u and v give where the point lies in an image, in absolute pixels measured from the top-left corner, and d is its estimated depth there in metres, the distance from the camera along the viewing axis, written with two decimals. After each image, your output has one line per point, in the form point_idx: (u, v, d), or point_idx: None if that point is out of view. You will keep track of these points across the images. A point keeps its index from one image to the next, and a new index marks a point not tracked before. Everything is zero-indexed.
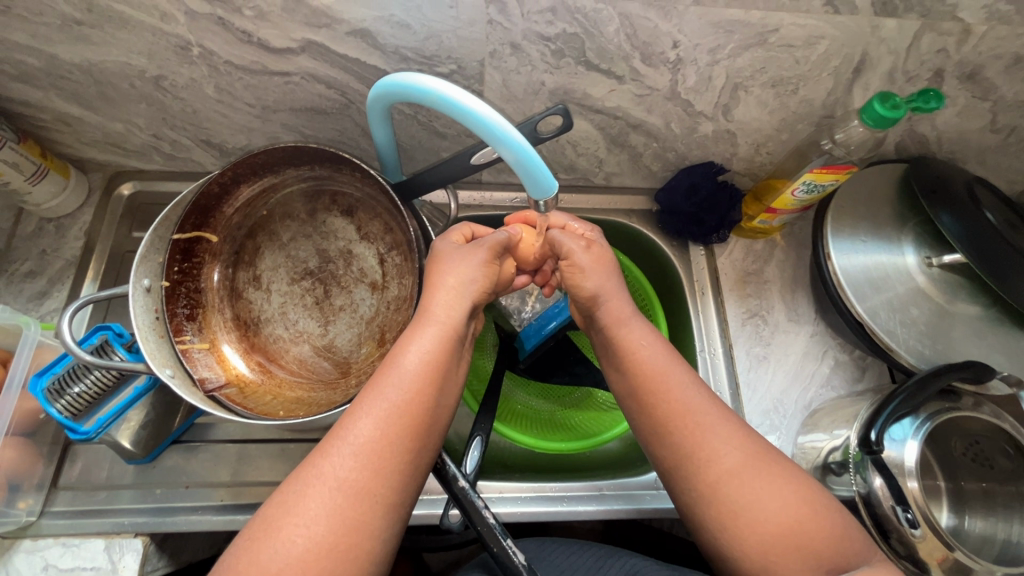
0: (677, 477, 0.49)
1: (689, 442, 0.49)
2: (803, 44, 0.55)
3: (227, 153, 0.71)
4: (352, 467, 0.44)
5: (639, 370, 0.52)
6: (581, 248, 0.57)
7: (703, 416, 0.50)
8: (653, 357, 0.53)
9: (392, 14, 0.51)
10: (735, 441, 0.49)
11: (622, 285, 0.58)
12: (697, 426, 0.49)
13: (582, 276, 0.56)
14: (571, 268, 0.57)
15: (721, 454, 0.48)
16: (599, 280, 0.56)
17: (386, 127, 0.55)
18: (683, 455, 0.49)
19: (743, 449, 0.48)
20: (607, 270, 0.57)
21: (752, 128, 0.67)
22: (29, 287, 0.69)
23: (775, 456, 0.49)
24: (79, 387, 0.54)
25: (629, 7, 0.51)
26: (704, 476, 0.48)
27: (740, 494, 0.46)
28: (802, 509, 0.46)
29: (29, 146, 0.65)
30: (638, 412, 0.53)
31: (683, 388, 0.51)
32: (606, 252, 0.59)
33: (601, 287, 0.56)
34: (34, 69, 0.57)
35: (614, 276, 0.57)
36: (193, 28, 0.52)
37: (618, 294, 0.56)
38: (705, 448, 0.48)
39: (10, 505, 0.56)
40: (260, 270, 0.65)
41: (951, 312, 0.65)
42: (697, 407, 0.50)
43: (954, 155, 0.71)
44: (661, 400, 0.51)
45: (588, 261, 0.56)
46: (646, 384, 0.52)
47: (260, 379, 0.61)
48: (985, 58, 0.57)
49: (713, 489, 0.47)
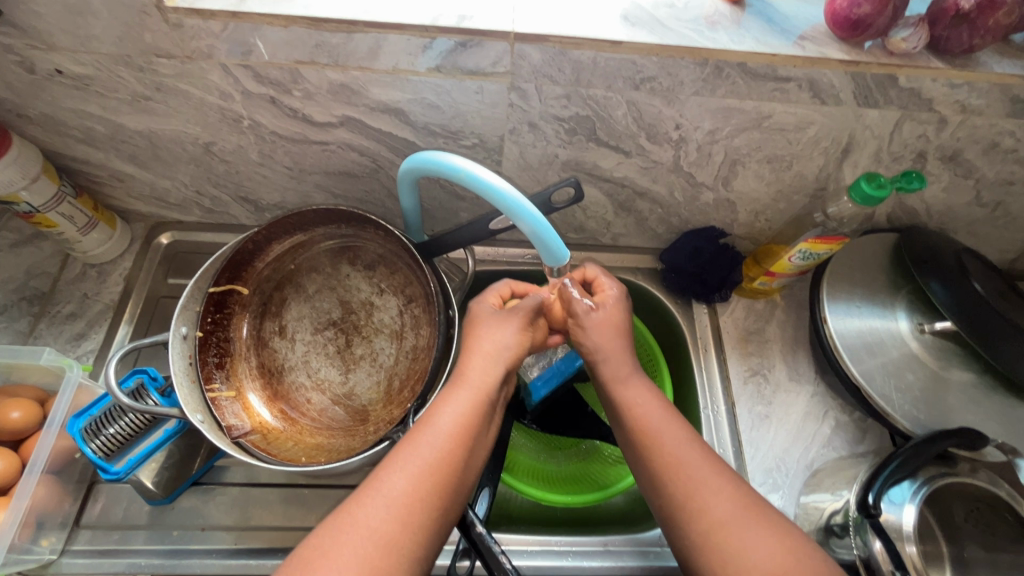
0: (673, 528, 0.51)
1: (680, 491, 0.51)
2: (795, 129, 0.60)
3: (262, 209, 0.77)
4: (383, 518, 0.47)
5: (639, 424, 0.56)
6: (590, 310, 0.60)
7: (693, 467, 0.52)
8: (649, 413, 0.56)
9: (424, 97, 0.57)
10: (725, 495, 0.51)
11: (629, 344, 0.61)
12: (687, 477, 0.52)
13: (583, 335, 0.60)
14: (575, 326, 0.61)
15: (710, 504, 0.50)
16: (598, 341, 0.60)
17: (413, 194, 0.60)
18: (676, 504, 0.51)
19: (734, 500, 0.50)
20: (609, 333, 0.60)
21: (751, 198, 0.72)
22: (69, 329, 0.73)
23: (765, 508, 0.50)
24: (113, 428, 0.57)
25: (635, 95, 0.57)
26: (695, 528, 0.50)
27: (732, 544, 0.48)
28: (786, 558, 0.47)
29: (84, 200, 0.71)
30: (637, 461, 0.56)
31: (675, 442, 0.54)
32: (617, 315, 0.61)
33: (599, 347, 0.60)
34: (100, 134, 0.64)
35: (617, 339, 0.60)
36: (247, 104, 0.59)
37: (623, 352, 0.60)
38: (695, 498, 0.51)
39: (34, 542, 0.58)
40: (286, 320, 0.69)
41: (946, 377, 0.67)
42: (689, 459, 0.53)
43: (944, 226, 0.75)
44: (656, 451, 0.54)
45: (591, 325, 0.60)
46: (643, 437, 0.55)
47: (282, 426, 0.64)
48: (964, 143, 0.62)
49: (706, 539, 0.49)
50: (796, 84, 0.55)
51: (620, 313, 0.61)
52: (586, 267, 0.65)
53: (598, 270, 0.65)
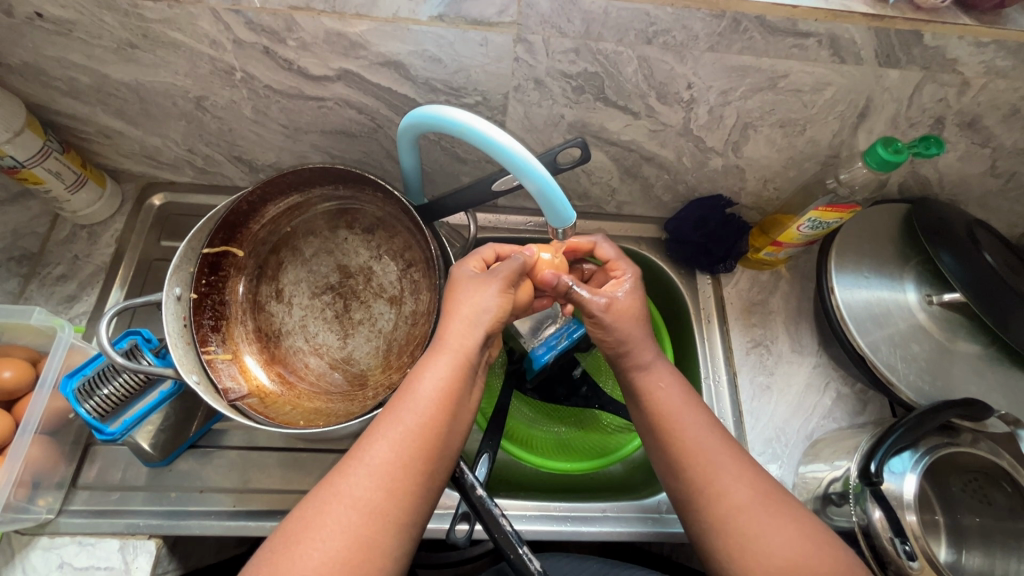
0: (689, 510, 0.52)
1: (700, 477, 0.52)
2: (811, 90, 0.58)
3: (256, 170, 0.74)
4: (367, 487, 0.47)
5: (657, 410, 0.55)
6: (605, 306, 0.57)
7: (714, 454, 0.52)
8: (670, 397, 0.56)
9: (426, 49, 0.54)
10: (745, 479, 0.51)
11: (647, 330, 0.59)
12: (707, 463, 0.52)
13: (605, 333, 0.57)
14: (595, 325, 0.57)
15: (728, 489, 0.51)
16: (621, 335, 0.57)
17: (413, 153, 0.58)
18: (695, 490, 0.52)
19: (754, 485, 0.51)
20: (629, 325, 0.57)
21: (761, 165, 0.70)
22: (60, 290, 0.71)
23: (782, 494, 0.51)
24: (107, 388, 0.56)
25: (647, 50, 0.54)
26: (713, 510, 0.50)
27: (750, 527, 0.49)
28: (806, 546, 0.48)
29: (72, 156, 0.68)
30: (655, 446, 0.55)
31: (697, 428, 0.54)
32: (636, 306, 0.59)
33: (623, 341, 0.57)
34: (86, 86, 0.61)
35: (638, 330, 0.58)
36: (239, 55, 0.56)
37: (643, 341, 0.58)
38: (715, 484, 0.51)
39: (31, 501, 0.58)
40: (283, 283, 0.68)
41: (951, 349, 0.67)
42: (710, 445, 0.53)
43: (956, 198, 0.74)
44: (676, 438, 0.54)
45: (612, 319, 0.57)
46: (661, 422, 0.55)
47: (279, 390, 0.63)
48: (984, 108, 0.60)
49: (723, 522, 0.50)
50: (815, 40, 0.53)
51: (633, 302, 0.58)
52: (601, 244, 0.63)
53: (613, 252, 0.63)
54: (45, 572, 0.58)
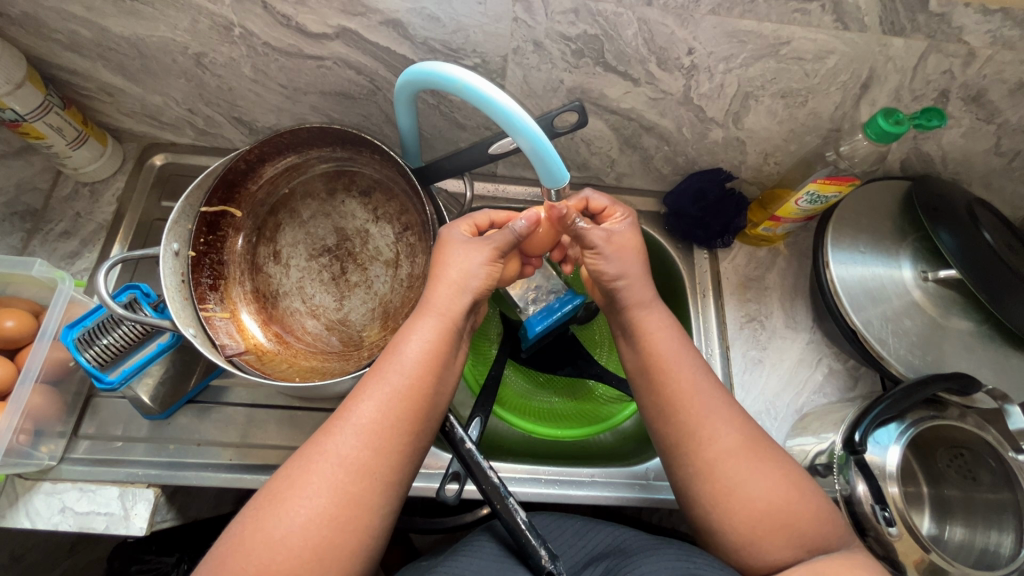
0: (677, 455, 0.53)
1: (692, 421, 0.52)
2: (813, 58, 0.57)
3: (256, 132, 0.74)
4: (353, 446, 0.48)
5: (654, 353, 0.56)
6: (606, 238, 0.57)
7: (706, 400, 0.53)
8: (666, 340, 0.56)
9: (425, 7, 0.54)
10: (736, 426, 0.52)
11: (646, 269, 0.59)
12: (700, 407, 0.53)
13: (604, 263, 0.57)
14: (594, 255, 0.58)
15: (719, 435, 0.52)
16: (621, 266, 0.57)
17: (410, 113, 0.57)
18: (686, 434, 0.52)
19: (744, 434, 0.52)
20: (629, 257, 0.58)
21: (762, 137, 0.69)
22: (63, 246, 0.73)
23: (770, 445, 0.52)
24: (108, 339, 0.57)
25: (648, 12, 0.54)
26: (701, 455, 0.51)
27: (734, 473, 0.50)
28: (792, 492, 0.49)
29: (73, 113, 0.68)
30: (647, 391, 0.56)
31: (694, 372, 0.55)
32: (632, 237, 0.59)
33: (622, 272, 0.57)
34: (84, 39, 0.61)
35: (637, 262, 0.59)
36: (238, 9, 0.56)
37: (641, 278, 0.58)
38: (705, 429, 0.52)
39: (34, 447, 0.60)
40: (280, 245, 0.69)
41: (944, 325, 0.67)
42: (703, 391, 0.54)
43: (959, 176, 0.72)
44: (670, 381, 0.54)
45: (612, 250, 0.57)
46: (657, 366, 0.55)
47: (277, 348, 0.64)
48: (990, 82, 0.59)
49: (710, 466, 0.51)
50: (819, 4, 0.52)
51: (634, 238, 0.60)
52: (590, 196, 0.62)
53: (606, 201, 0.62)
54: (48, 516, 0.60)
